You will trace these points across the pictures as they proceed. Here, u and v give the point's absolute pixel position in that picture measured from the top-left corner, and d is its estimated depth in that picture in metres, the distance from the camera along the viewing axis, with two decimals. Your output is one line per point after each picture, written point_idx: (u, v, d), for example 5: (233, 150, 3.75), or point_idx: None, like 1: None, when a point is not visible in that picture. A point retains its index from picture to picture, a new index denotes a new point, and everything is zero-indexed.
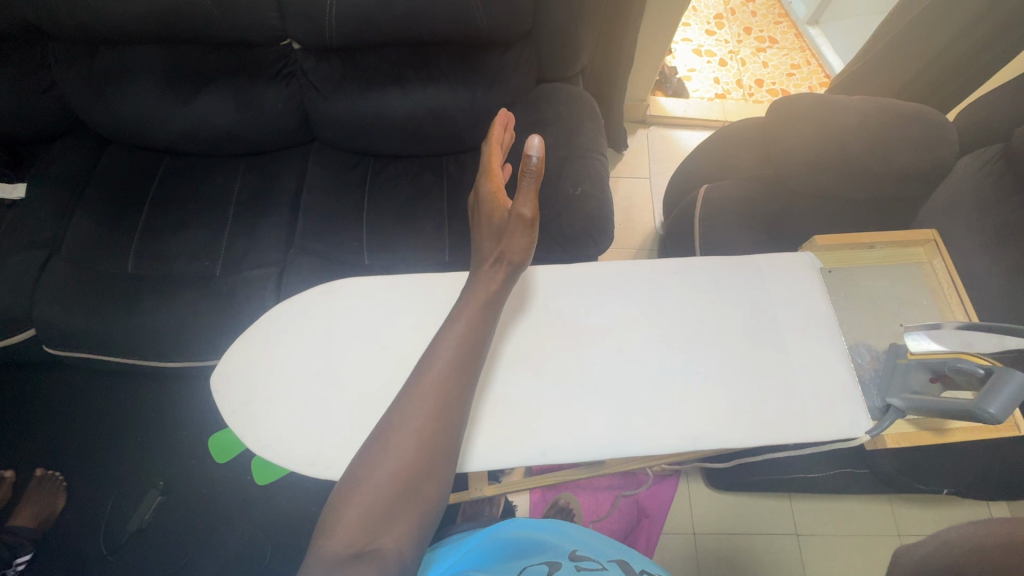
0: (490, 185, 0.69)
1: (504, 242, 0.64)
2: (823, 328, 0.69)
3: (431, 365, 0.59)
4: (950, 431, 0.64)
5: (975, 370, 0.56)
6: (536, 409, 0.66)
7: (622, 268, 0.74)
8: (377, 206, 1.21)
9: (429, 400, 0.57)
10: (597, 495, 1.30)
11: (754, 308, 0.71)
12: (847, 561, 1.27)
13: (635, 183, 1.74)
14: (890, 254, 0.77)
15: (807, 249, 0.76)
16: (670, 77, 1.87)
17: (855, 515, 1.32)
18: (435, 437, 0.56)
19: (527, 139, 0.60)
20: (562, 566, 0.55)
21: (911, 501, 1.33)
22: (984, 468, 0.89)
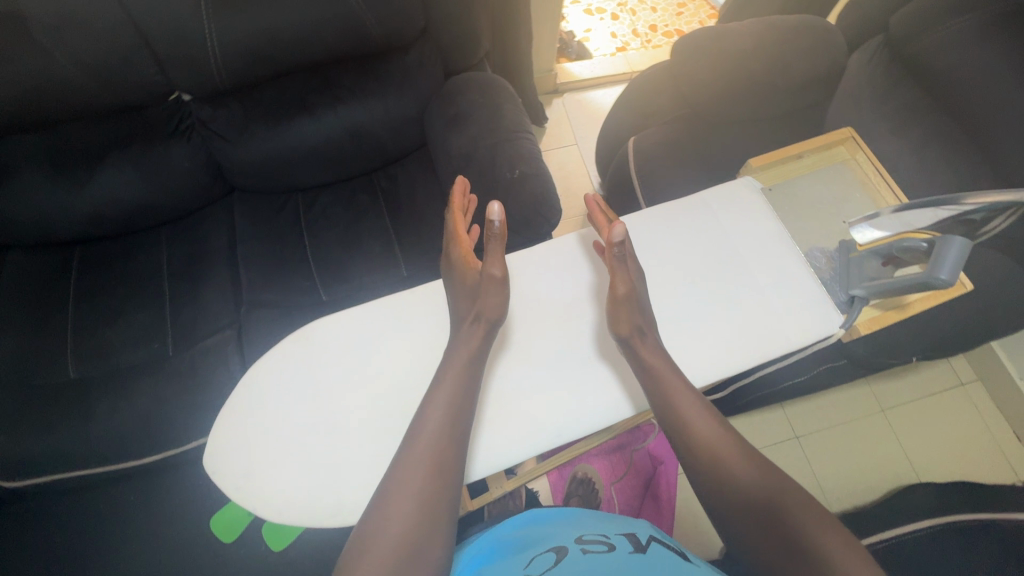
0: (460, 249, 0.75)
1: (478, 302, 0.68)
2: (778, 243, 0.72)
3: (422, 426, 0.61)
4: (910, 305, 0.68)
5: (920, 245, 0.61)
6: (535, 393, 0.67)
7: (573, 239, 0.76)
8: (318, 240, 1.17)
9: (425, 459, 0.59)
10: (610, 457, 1.33)
11: (712, 242, 0.73)
12: (844, 446, 1.41)
13: (564, 152, 1.76)
14: (818, 159, 0.81)
15: (745, 173, 0.80)
16: (569, 41, 1.88)
17: (841, 405, 1.46)
18: (434, 494, 0.58)
19: (488, 207, 0.67)
20: (568, 552, 0.56)
21: (884, 378, 1.49)
22: (942, 329, 0.97)
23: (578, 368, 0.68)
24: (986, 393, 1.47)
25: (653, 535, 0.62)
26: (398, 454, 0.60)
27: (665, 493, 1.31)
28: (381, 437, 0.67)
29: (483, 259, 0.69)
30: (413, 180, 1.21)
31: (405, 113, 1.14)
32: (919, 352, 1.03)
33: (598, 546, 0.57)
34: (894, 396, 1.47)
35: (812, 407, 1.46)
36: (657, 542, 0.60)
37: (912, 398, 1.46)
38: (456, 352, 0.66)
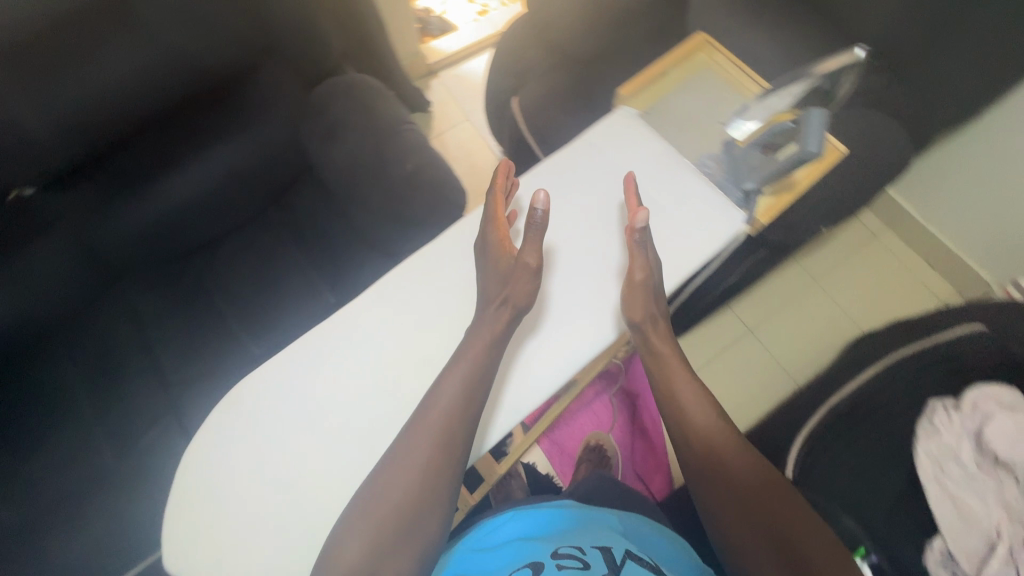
0: (498, 233, 0.71)
1: (507, 287, 0.67)
2: (667, 161, 0.74)
3: (425, 420, 0.63)
4: (798, 183, 0.71)
5: (787, 126, 0.69)
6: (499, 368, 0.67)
7: (500, 199, 0.76)
8: (229, 293, 1.09)
9: (420, 459, 0.61)
10: (593, 408, 1.37)
11: (605, 180, 0.74)
12: (793, 325, 1.51)
13: (458, 130, 1.72)
14: (681, 70, 0.82)
15: (620, 103, 0.78)
16: (428, 18, 1.82)
17: (780, 289, 1.55)
18: (421, 492, 0.61)
19: (535, 194, 0.65)
20: (545, 567, 0.68)
21: (809, 252, 1.59)
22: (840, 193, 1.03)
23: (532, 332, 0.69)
24: (893, 236, 1.61)
25: (629, 551, 0.73)
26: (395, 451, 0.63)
27: (647, 421, 1.40)
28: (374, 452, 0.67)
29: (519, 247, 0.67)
30: (309, 205, 1.16)
31: (279, 139, 1.09)
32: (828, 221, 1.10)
33: (572, 561, 0.69)
34: (822, 265, 1.58)
35: (753, 298, 1.55)
36: (629, 559, 0.71)
37: (838, 263, 1.58)
38: (479, 334, 0.66)
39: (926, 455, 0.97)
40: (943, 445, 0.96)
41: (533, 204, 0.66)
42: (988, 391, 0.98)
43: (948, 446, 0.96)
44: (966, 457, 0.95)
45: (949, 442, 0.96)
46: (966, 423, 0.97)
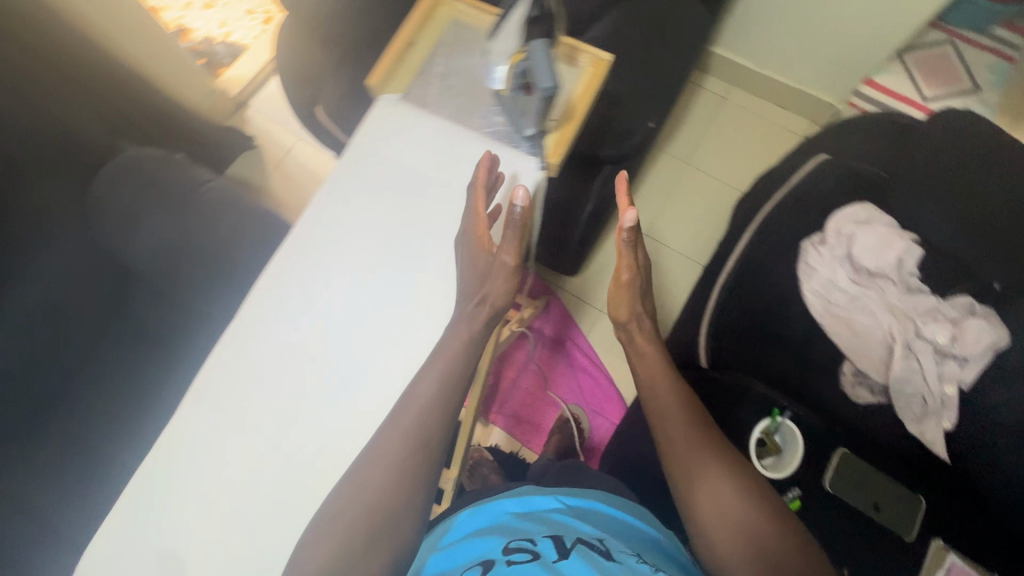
0: (473, 220, 0.68)
1: (487, 286, 0.68)
2: (446, 137, 0.69)
3: (405, 413, 0.66)
4: (575, 106, 0.68)
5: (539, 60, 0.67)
6: (378, 385, 0.70)
7: (305, 228, 0.71)
8: (52, 426, 0.87)
9: (401, 456, 0.65)
10: (530, 369, 1.44)
11: (391, 183, 0.71)
12: (681, 213, 1.55)
13: (293, 156, 1.61)
14: (428, 32, 0.73)
15: (375, 97, 0.70)
16: (212, 51, 1.65)
17: (659, 184, 1.57)
18: (404, 487, 0.65)
19: (519, 190, 0.66)
20: (494, 564, 0.62)
21: (672, 139, 1.61)
22: (657, 84, 1.02)
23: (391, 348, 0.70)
24: (739, 90, 1.63)
25: (580, 534, 0.68)
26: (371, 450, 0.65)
27: (583, 356, 1.43)
28: (325, 481, 0.67)
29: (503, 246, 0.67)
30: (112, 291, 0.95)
31: (68, 239, 0.93)
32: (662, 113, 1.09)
33: (522, 556, 0.63)
34: (688, 147, 1.60)
35: (638, 202, 1.56)
36: (581, 542, 0.66)
37: (700, 138, 1.60)
38: (457, 333, 0.67)
39: (813, 294, 1.01)
40: (825, 277, 1.01)
41: (514, 200, 0.66)
42: (846, 212, 1.03)
43: (828, 277, 1.01)
44: (846, 280, 1.00)
45: (828, 273, 1.01)
46: (837, 249, 1.02)
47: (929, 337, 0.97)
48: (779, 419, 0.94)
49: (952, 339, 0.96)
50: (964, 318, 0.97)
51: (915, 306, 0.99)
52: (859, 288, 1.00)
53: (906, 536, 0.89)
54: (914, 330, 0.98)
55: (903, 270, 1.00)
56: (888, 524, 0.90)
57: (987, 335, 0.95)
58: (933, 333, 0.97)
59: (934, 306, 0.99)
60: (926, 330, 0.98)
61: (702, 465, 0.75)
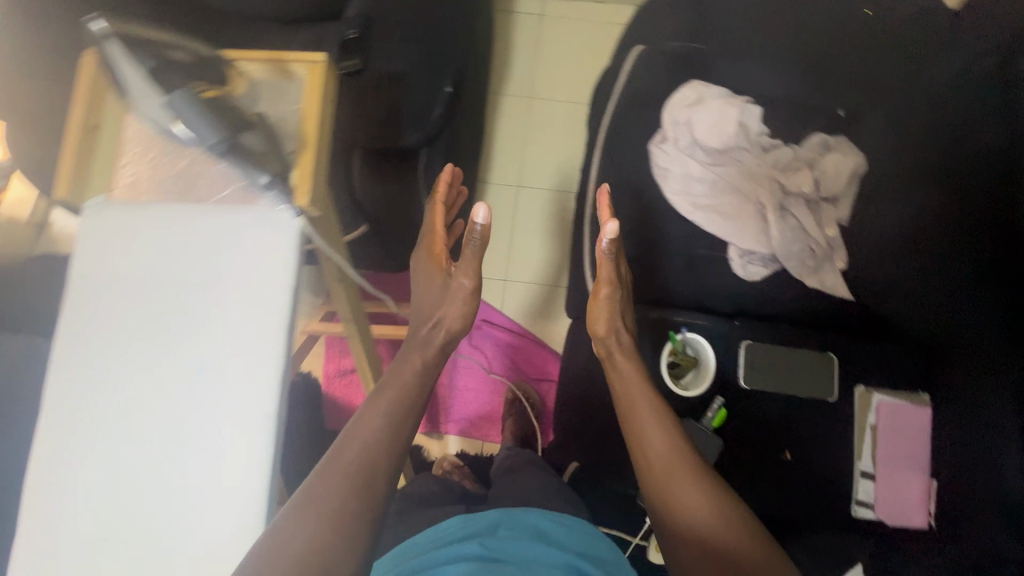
0: (431, 251, 0.87)
1: (445, 307, 0.80)
2: (169, 220, 0.55)
3: (342, 459, 0.61)
4: (299, 128, 0.56)
5: (241, 92, 0.56)
6: (213, 532, 0.53)
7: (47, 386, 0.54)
8: None
9: (344, 496, 0.57)
10: (459, 367, 1.38)
11: (130, 294, 0.55)
12: (545, 153, 1.46)
13: None
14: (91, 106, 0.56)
15: (76, 209, 0.56)
16: None
17: (512, 132, 1.48)
18: (351, 530, 0.56)
19: (477, 211, 0.80)
20: None
21: (508, 78, 1.50)
22: (437, 40, 0.91)
23: (205, 483, 0.53)
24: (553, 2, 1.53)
25: None
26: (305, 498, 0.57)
27: (505, 331, 1.38)
28: None
29: (458, 266, 0.80)
30: None
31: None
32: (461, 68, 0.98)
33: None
34: (526, 81, 1.50)
35: (497, 156, 1.46)
36: None
37: (534, 67, 1.50)
38: (411, 360, 0.75)
39: (676, 193, 0.96)
40: (680, 173, 0.96)
41: (473, 220, 0.81)
42: (676, 99, 0.98)
43: (682, 171, 0.96)
44: (700, 167, 0.96)
45: (681, 167, 0.96)
46: (681, 138, 0.97)
47: (796, 191, 0.94)
48: (680, 337, 0.85)
49: (815, 184, 0.95)
50: (818, 159, 0.96)
51: (773, 164, 0.96)
52: (715, 169, 0.96)
53: (827, 398, 0.80)
54: (781, 187, 0.95)
55: (748, 133, 0.97)
56: (811, 394, 0.80)
57: (843, 168, 0.94)
58: (798, 184, 0.95)
59: (789, 158, 0.96)
60: (791, 185, 0.95)
61: (676, 480, 0.67)
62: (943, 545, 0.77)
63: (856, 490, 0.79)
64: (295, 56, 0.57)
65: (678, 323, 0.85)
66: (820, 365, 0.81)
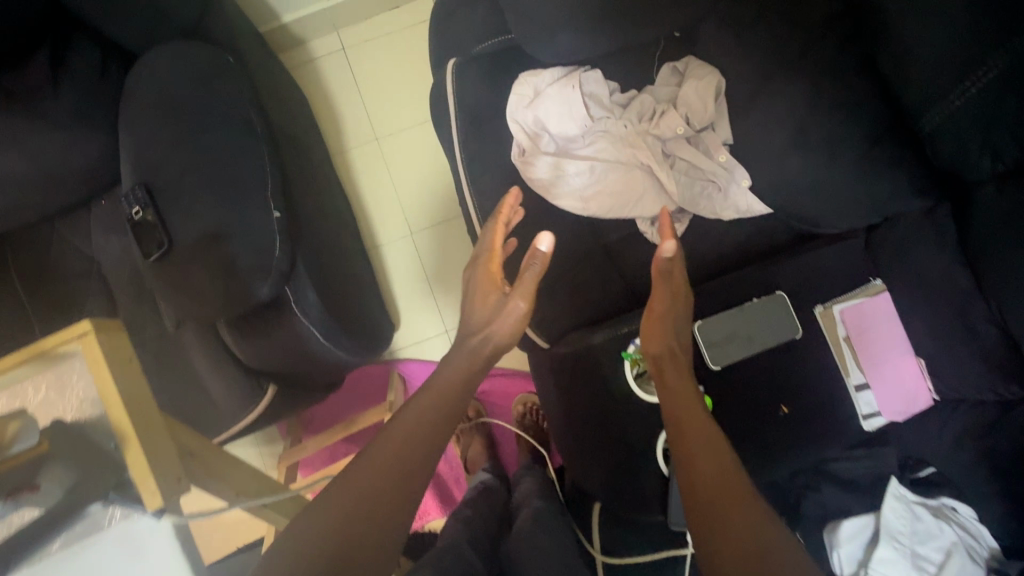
0: (484, 268, 0.80)
1: (496, 320, 0.77)
2: None
3: (391, 446, 0.63)
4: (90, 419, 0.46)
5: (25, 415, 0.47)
6: None
7: None
8: None
9: (392, 478, 0.60)
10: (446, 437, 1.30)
11: None
12: (421, 187, 1.36)
13: None
14: None
15: None
16: None
17: (380, 183, 1.36)
18: (394, 513, 0.58)
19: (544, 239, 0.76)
20: None
21: (347, 131, 1.36)
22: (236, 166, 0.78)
23: None
24: (349, 31, 1.37)
25: None
26: (355, 474, 0.60)
27: None
28: None
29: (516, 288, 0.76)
30: None
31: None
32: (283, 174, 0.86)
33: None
34: (365, 126, 1.37)
35: (376, 216, 1.35)
36: None
37: (366, 107, 1.37)
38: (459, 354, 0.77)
39: (564, 196, 0.88)
40: (556, 175, 0.88)
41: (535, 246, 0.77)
42: (513, 103, 0.89)
43: (557, 172, 0.88)
44: (573, 159, 0.89)
45: (556, 168, 0.88)
46: (541, 140, 0.90)
47: (669, 133, 0.89)
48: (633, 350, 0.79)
49: (684, 119, 0.89)
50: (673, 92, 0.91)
51: (635, 118, 0.90)
52: (588, 153, 0.89)
53: (795, 335, 0.77)
54: (655, 138, 0.90)
55: (600, 101, 0.90)
56: (778, 340, 0.77)
57: (704, 90, 0.88)
58: (669, 127, 0.89)
59: (647, 105, 0.91)
60: (663, 131, 0.89)
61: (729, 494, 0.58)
62: (952, 411, 0.76)
63: (856, 403, 0.77)
64: (58, 338, 0.45)
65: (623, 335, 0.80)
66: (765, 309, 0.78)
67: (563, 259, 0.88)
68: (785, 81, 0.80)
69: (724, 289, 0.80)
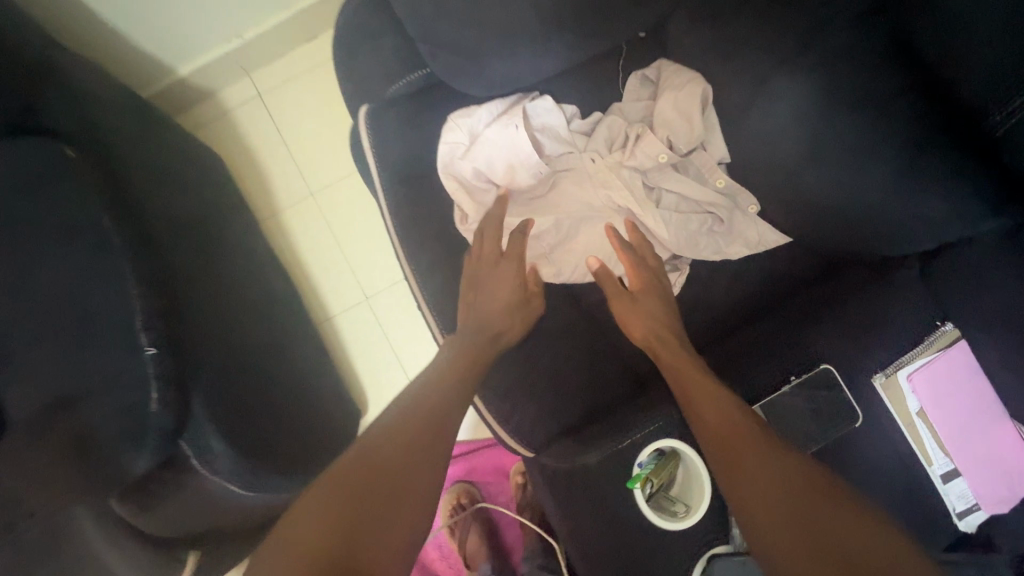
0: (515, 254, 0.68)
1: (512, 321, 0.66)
2: None
3: (415, 404, 0.57)
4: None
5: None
6: None
7: None
8: None
9: (421, 429, 0.54)
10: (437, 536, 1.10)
11: None
12: (371, 242, 1.16)
13: None
14: None
15: None
16: None
17: (322, 243, 1.16)
18: (428, 475, 0.51)
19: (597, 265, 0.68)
20: None
21: (275, 188, 1.17)
22: (96, 301, 0.61)
23: None
24: (262, 71, 1.17)
25: None
26: (383, 431, 0.53)
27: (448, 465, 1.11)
28: None
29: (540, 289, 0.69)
30: None
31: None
32: (167, 285, 0.67)
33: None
34: (297, 179, 1.17)
35: (324, 285, 1.15)
36: None
37: (295, 157, 1.17)
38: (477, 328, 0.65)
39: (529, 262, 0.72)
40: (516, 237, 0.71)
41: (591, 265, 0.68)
42: (445, 154, 0.71)
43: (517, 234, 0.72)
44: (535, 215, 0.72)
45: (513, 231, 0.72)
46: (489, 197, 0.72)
47: (648, 160, 0.70)
48: (639, 477, 0.60)
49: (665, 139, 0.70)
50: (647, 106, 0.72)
51: (603, 148, 0.72)
52: (550, 204, 0.72)
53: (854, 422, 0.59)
54: (631, 170, 0.71)
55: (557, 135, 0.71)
56: (831, 430, 0.59)
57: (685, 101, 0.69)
58: (648, 155, 0.69)
59: (616, 127, 0.72)
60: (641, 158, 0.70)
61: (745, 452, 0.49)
62: None
63: (944, 499, 0.59)
64: None
65: (626, 447, 0.62)
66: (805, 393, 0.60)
67: (535, 345, 0.69)
68: (791, 86, 0.60)
69: (757, 366, 0.63)
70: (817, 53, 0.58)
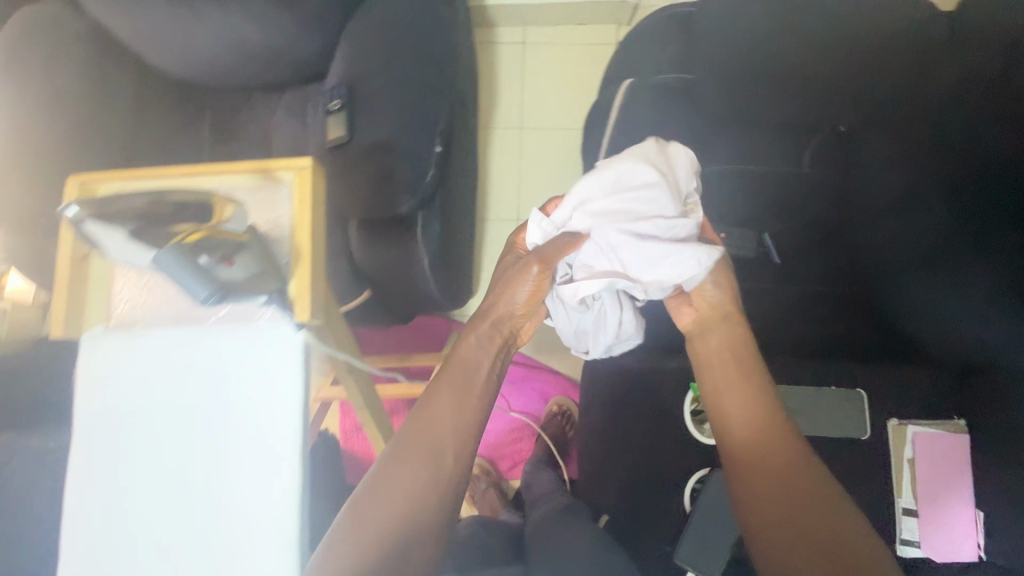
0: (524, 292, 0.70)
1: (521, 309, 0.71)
2: (179, 341, 0.56)
3: (426, 428, 0.65)
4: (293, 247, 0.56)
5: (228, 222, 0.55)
6: None
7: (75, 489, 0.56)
8: None
9: (425, 459, 0.63)
10: None
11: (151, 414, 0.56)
12: (542, 181, 1.45)
13: None
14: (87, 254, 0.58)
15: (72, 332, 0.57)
16: None
17: (509, 163, 1.46)
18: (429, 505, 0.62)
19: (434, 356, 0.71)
20: None
21: (498, 110, 1.48)
22: (422, 102, 0.90)
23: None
24: (536, 29, 1.51)
25: None
26: (387, 479, 0.62)
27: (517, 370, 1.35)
28: None
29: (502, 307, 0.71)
30: None
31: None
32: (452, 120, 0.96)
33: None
34: (516, 111, 1.48)
35: (495, 193, 1.45)
36: None
37: (524, 97, 1.49)
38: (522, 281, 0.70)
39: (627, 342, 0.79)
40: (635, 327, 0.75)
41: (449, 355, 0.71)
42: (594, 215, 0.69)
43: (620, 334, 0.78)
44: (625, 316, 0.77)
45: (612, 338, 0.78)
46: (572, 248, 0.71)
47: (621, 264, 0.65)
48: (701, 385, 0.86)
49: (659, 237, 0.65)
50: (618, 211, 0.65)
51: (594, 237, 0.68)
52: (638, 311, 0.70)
53: (859, 436, 0.82)
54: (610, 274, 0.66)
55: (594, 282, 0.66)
56: (841, 434, 0.81)
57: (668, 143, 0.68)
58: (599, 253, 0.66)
59: (610, 249, 0.65)
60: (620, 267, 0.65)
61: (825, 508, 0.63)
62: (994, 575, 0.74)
63: (899, 526, 0.77)
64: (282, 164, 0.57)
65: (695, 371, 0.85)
66: (836, 396, 0.83)
67: None
68: (928, 211, 0.80)
69: (807, 376, 0.85)
70: (954, 199, 0.77)
